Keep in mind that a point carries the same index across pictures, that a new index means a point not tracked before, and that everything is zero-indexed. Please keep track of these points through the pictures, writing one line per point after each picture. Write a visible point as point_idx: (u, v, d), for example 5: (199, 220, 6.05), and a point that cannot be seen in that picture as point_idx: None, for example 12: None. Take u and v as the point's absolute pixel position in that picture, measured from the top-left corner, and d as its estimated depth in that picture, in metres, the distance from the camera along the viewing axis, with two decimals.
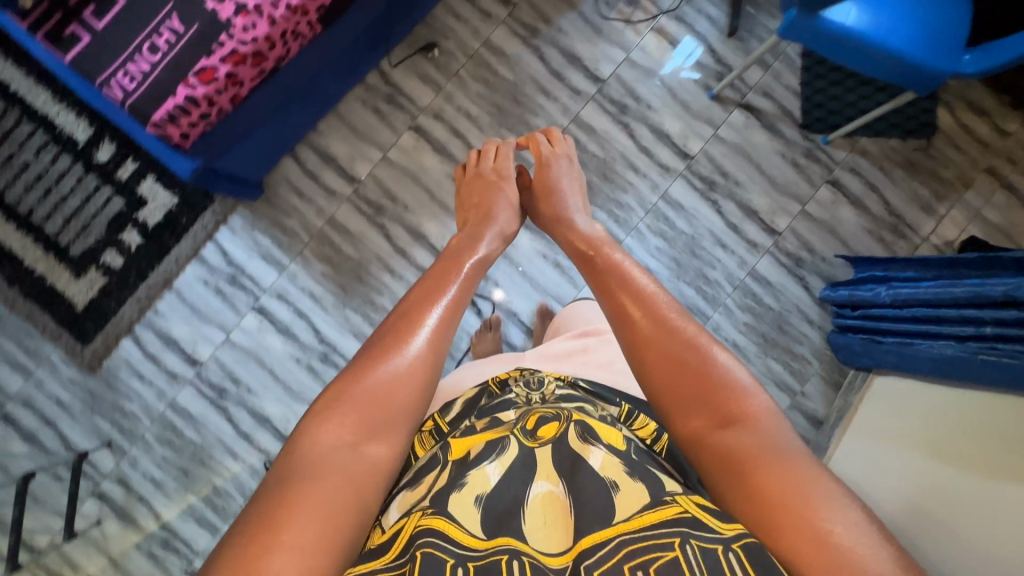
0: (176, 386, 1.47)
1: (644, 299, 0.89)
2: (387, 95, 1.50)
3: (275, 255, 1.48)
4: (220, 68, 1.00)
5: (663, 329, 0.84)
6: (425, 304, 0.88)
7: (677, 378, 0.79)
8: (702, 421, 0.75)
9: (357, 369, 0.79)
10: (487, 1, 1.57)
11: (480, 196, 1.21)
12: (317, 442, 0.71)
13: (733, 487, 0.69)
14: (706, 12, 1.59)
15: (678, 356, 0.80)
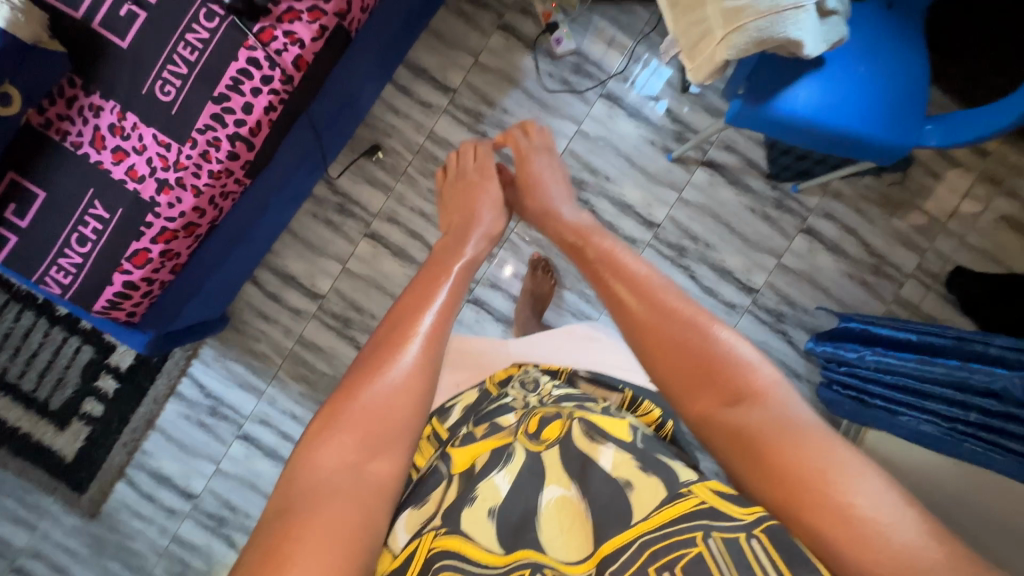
0: (176, 520, 1.52)
1: (636, 279, 0.83)
2: (338, 205, 1.48)
3: (251, 382, 1.50)
4: (152, 248, 1.06)
5: (662, 308, 0.78)
6: (415, 306, 0.82)
7: (679, 359, 0.74)
8: (708, 400, 0.70)
9: (351, 381, 0.74)
10: (424, 90, 1.47)
11: (461, 195, 1.17)
12: (318, 464, 0.67)
13: (751, 465, 0.64)
14: (656, 69, 1.47)
15: (680, 336, 0.75)
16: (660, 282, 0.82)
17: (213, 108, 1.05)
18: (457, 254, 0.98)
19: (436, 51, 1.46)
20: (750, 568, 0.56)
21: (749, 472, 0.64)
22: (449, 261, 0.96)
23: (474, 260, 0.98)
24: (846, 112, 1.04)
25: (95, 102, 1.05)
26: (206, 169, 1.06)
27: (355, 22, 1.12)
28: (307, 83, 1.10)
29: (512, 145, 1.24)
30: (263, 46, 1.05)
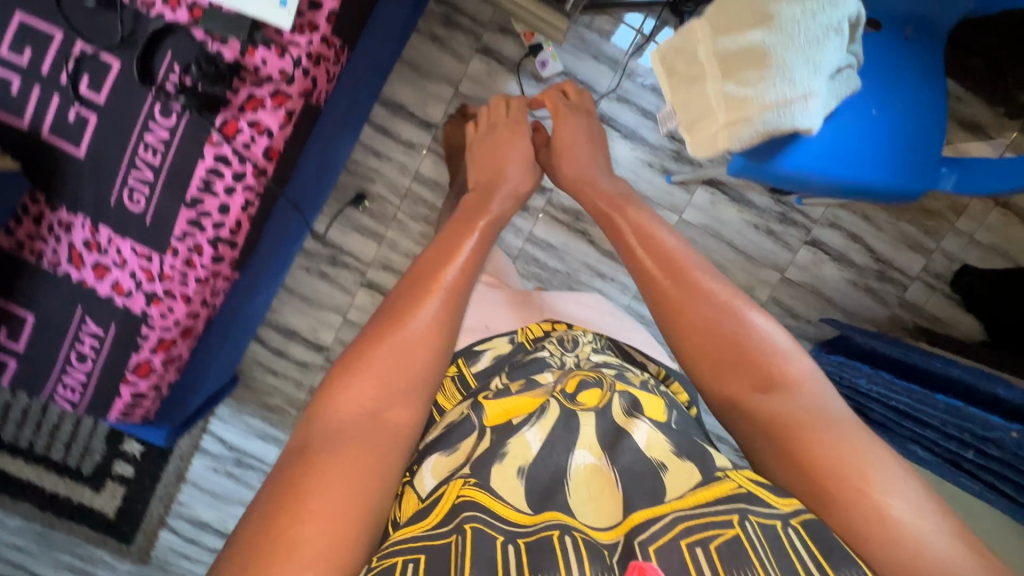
0: None
1: (672, 266, 0.84)
2: (330, 258, 1.44)
3: (271, 433, 1.54)
4: (153, 359, 1.05)
5: (695, 295, 0.79)
6: (442, 266, 0.80)
7: (708, 338, 0.75)
8: (734, 377, 0.73)
9: (375, 330, 0.72)
10: (404, 128, 1.37)
11: (493, 146, 1.09)
12: (338, 408, 0.66)
13: (779, 445, 0.66)
14: (651, 83, 1.36)
15: (712, 318, 0.76)
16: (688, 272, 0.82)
17: (187, 213, 0.99)
18: (484, 217, 0.94)
19: (412, 84, 1.35)
20: (793, 567, 0.53)
21: (775, 447, 0.67)
22: (472, 224, 0.91)
23: (498, 221, 0.95)
24: (855, 157, 0.96)
25: (63, 217, 0.99)
26: (193, 274, 1.02)
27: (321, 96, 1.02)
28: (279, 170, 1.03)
29: (550, 103, 1.18)
30: (227, 140, 0.97)
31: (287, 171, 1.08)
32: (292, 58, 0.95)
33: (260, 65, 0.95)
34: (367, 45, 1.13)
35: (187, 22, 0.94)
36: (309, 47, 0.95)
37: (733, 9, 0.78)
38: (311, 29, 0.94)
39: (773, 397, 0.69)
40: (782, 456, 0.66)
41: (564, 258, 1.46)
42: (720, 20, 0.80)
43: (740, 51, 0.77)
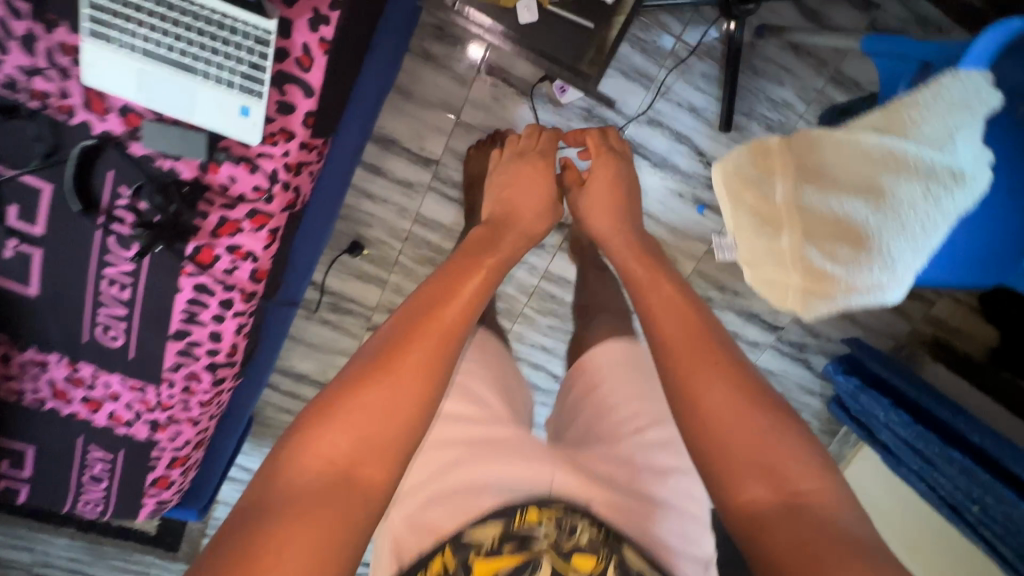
0: None
1: (696, 333, 0.74)
2: (331, 304, 1.33)
3: None
4: (171, 472, 1.02)
5: (718, 368, 0.70)
6: (446, 307, 0.72)
7: (727, 417, 0.66)
8: (747, 466, 0.63)
9: (362, 376, 0.65)
10: (399, 167, 1.17)
11: (523, 182, 0.95)
12: (311, 453, 0.60)
13: (787, 542, 0.56)
14: (688, 102, 1.14)
15: (733, 398, 0.67)
16: (711, 350, 0.73)
17: (176, 344, 0.88)
18: (498, 248, 0.84)
19: (405, 115, 1.12)
20: None
21: (783, 545, 0.57)
22: (474, 256, 0.81)
23: (509, 246, 0.85)
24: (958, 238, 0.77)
25: (35, 357, 0.88)
26: (195, 397, 0.95)
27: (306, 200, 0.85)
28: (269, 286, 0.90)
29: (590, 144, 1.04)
30: (205, 269, 0.83)
31: (280, 276, 0.95)
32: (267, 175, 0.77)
33: (228, 183, 0.78)
34: (355, 115, 0.90)
35: (123, 135, 0.75)
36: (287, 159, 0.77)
37: (826, 152, 0.73)
38: (287, 138, 0.76)
39: (788, 515, 0.58)
40: (787, 554, 0.56)
41: None
42: (808, 157, 0.75)
43: (821, 206, 0.74)
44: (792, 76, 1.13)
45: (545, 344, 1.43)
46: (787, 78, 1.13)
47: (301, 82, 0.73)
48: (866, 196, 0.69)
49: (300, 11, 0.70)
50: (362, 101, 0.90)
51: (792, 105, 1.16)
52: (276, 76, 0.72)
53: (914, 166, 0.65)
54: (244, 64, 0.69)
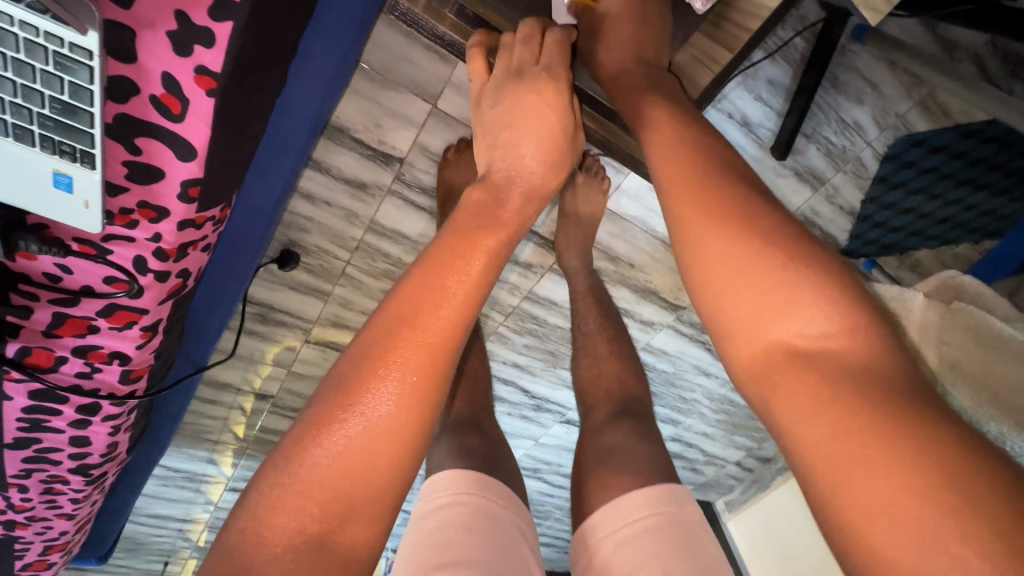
0: (190, 542, 1.56)
1: (710, 181, 0.45)
2: (257, 315, 1.04)
3: (218, 459, 1.34)
4: (48, 553, 0.87)
5: (720, 206, 0.43)
6: (433, 277, 0.45)
7: (730, 267, 0.41)
8: (758, 317, 0.40)
9: (326, 411, 0.40)
10: (345, 162, 0.85)
11: (539, 137, 0.57)
12: (269, 530, 0.37)
13: (808, 411, 0.36)
14: (740, 113, 0.88)
15: (741, 239, 0.41)
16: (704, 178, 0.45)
17: (22, 454, 0.70)
18: (500, 224, 0.51)
19: (358, 95, 0.78)
20: None
21: (813, 417, 0.36)
22: (473, 228, 0.49)
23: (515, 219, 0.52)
24: None
25: None
26: (66, 493, 0.79)
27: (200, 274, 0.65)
28: (158, 375, 0.73)
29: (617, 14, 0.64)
30: (43, 375, 0.63)
31: (172, 345, 0.72)
32: (127, 265, 0.57)
33: (58, 272, 0.56)
34: (282, 153, 0.65)
35: None
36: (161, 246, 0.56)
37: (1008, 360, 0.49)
38: (155, 218, 0.54)
39: (812, 377, 0.37)
40: (809, 429, 0.36)
41: (567, 313, 1.16)
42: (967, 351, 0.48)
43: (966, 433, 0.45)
44: (875, 93, 0.92)
45: (519, 361, 1.25)
46: (868, 94, 0.92)
47: (176, 138, 0.49)
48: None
49: (150, 12, 0.44)
50: (284, 131, 0.63)
51: (864, 129, 0.95)
52: (119, 127, 0.48)
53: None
54: (46, 107, 0.44)
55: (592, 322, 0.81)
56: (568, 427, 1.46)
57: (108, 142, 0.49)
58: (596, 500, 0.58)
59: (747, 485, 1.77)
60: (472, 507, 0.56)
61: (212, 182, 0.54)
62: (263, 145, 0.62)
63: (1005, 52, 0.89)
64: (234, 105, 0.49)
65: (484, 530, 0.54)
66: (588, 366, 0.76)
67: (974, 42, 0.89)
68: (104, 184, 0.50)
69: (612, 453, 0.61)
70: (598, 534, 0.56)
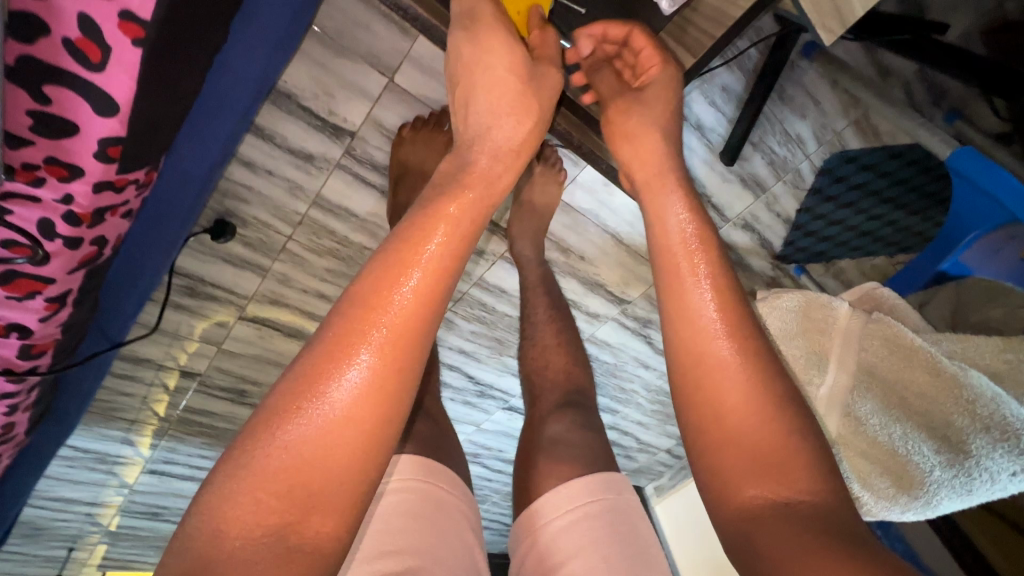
0: (99, 526, 1.45)
1: (723, 316, 0.47)
2: (185, 288, 0.97)
3: (136, 439, 1.24)
4: None
5: (729, 359, 0.46)
6: (400, 252, 0.39)
7: (733, 416, 0.45)
8: (746, 473, 0.43)
9: (284, 397, 0.34)
10: (291, 130, 0.80)
11: (503, 90, 0.49)
12: (223, 530, 0.31)
13: (784, 559, 0.38)
14: (695, 117, 0.91)
15: (748, 397, 0.45)
16: (727, 310, 0.48)
17: None
18: (468, 184, 0.44)
19: (309, 59, 0.74)
20: None
21: (787, 560, 0.38)
22: (439, 195, 0.43)
23: (486, 179, 0.45)
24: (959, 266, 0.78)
25: None
26: None
27: (116, 244, 0.61)
28: (64, 352, 0.67)
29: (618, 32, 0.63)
30: None
31: (84, 317, 0.66)
32: (30, 230, 0.50)
33: None
34: (221, 113, 0.59)
35: None
36: (73, 209, 0.52)
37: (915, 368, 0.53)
38: (65, 177, 0.49)
39: (791, 522, 0.39)
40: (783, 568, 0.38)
41: (517, 302, 1.17)
42: (885, 358, 0.55)
43: (876, 433, 0.52)
44: (816, 109, 0.99)
45: (465, 348, 1.24)
46: (811, 109, 0.99)
47: (98, 92, 0.45)
48: (939, 441, 0.50)
49: None
50: (222, 90, 0.58)
51: (804, 141, 1.01)
52: (23, 71, 0.42)
53: (1007, 430, 0.48)
54: None
55: (540, 312, 0.81)
56: (509, 413, 1.47)
57: (8, 88, 0.42)
58: (540, 485, 0.59)
59: (675, 471, 1.88)
60: (419, 494, 0.54)
61: (134, 143, 0.51)
62: (197, 102, 0.57)
63: (930, 83, 0.96)
64: (164, 54, 0.46)
65: (430, 517, 0.53)
66: (535, 356, 0.76)
67: (905, 69, 0.96)
68: (4, 135, 0.43)
69: (555, 442, 0.62)
70: (540, 518, 0.56)
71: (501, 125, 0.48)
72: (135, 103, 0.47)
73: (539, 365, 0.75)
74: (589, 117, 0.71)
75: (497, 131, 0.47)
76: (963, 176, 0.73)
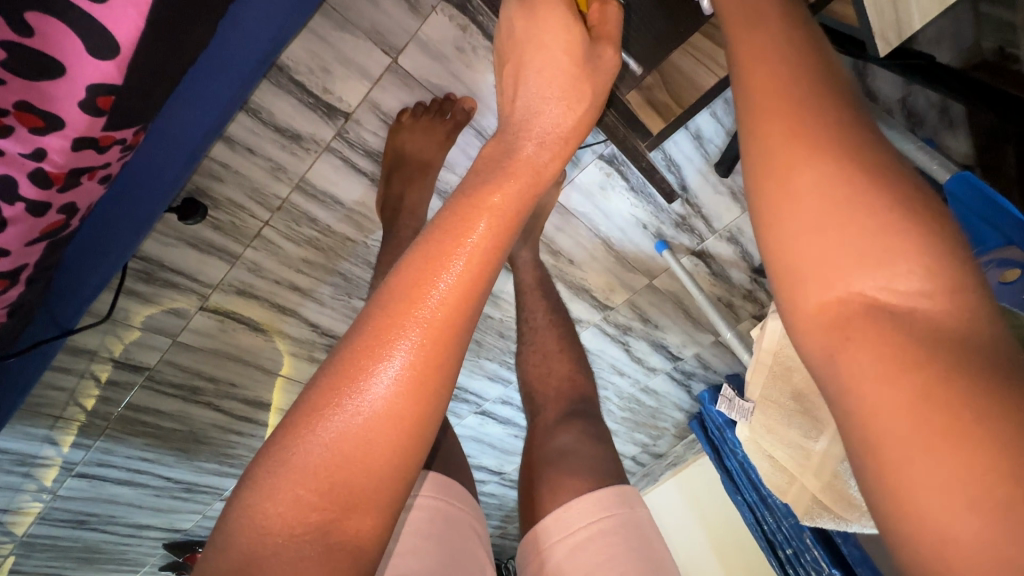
0: (14, 534, 1.29)
1: (802, 68, 0.30)
2: (141, 272, 0.87)
3: (67, 439, 1.12)
4: None
5: (813, 114, 0.29)
6: (445, 233, 0.34)
7: (809, 195, 0.28)
8: (841, 260, 0.26)
9: (319, 393, 0.31)
10: (282, 104, 0.74)
11: (556, 73, 0.44)
12: (266, 527, 0.28)
13: (878, 387, 0.23)
14: (697, 127, 0.92)
15: (834, 162, 0.27)
16: (801, 56, 0.30)
17: None
18: (515, 173, 0.37)
19: (311, 34, 0.69)
20: None
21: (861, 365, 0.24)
22: (477, 185, 0.37)
23: (533, 167, 0.38)
24: None
25: None
26: None
27: (86, 214, 0.55)
28: (9, 338, 0.60)
29: None
30: None
31: (36, 299, 0.59)
32: None
33: None
34: (224, 76, 0.56)
35: None
36: (46, 168, 0.47)
37: None
38: (41, 127, 0.45)
39: (903, 342, 0.24)
40: (884, 401, 0.23)
41: (503, 304, 1.15)
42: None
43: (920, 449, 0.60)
44: None
45: None
46: None
47: (99, 32, 0.41)
48: None
49: None
50: (229, 51, 0.55)
51: None
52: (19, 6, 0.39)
53: None
54: None
55: (540, 317, 0.78)
56: (482, 418, 1.43)
57: None
58: (551, 500, 0.56)
59: (638, 478, 1.85)
60: (430, 510, 0.50)
61: (129, 99, 0.46)
62: (199, 61, 0.54)
63: (910, 109, 1.02)
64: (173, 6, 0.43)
65: (446, 536, 0.49)
66: (536, 363, 0.73)
67: (890, 97, 1.01)
68: None
69: (564, 455, 0.59)
70: (551, 537, 0.54)
71: (546, 112, 0.42)
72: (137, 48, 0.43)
73: (541, 371, 0.72)
74: (627, 114, 0.70)
75: (546, 115, 0.41)
76: (958, 202, 0.70)
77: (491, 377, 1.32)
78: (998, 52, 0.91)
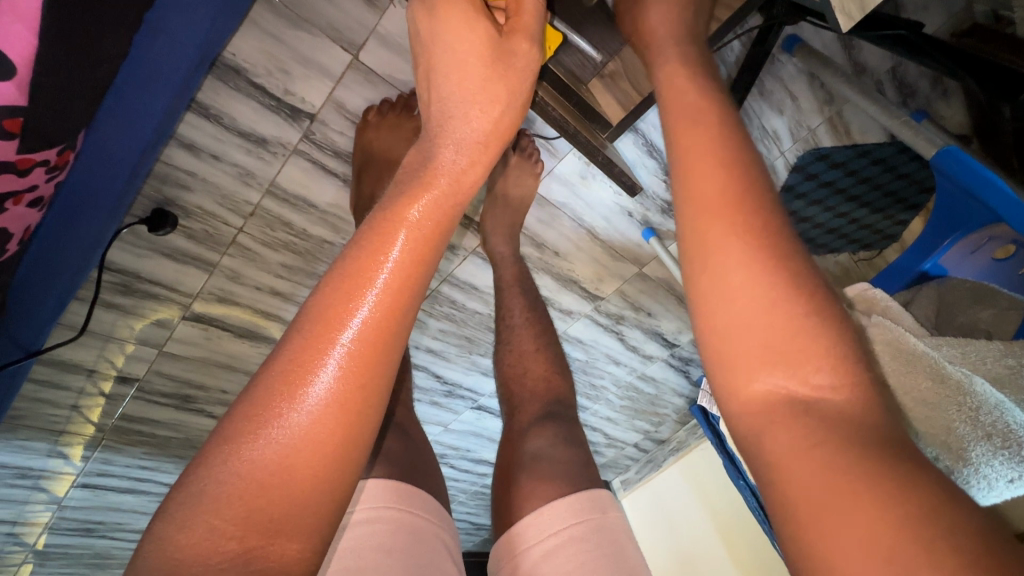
0: (25, 545, 1.31)
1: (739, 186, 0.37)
2: (119, 285, 0.86)
3: (65, 452, 1.12)
4: None
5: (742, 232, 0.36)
6: (358, 259, 0.35)
7: (740, 297, 0.35)
8: (764, 359, 0.34)
9: (236, 423, 0.31)
10: (243, 109, 0.72)
11: (471, 73, 0.47)
12: (178, 558, 0.27)
13: (789, 460, 0.31)
14: None
15: (760, 276, 0.35)
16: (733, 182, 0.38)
17: None
18: (432, 180, 0.39)
19: (260, 30, 0.66)
20: None
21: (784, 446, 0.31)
22: (397, 198, 0.38)
23: (452, 176, 0.40)
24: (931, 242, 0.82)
25: None
26: None
27: (25, 236, 0.55)
28: None
29: None
30: None
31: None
32: None
33: None
34: (155, 88, 0.57)
35: None
36: None
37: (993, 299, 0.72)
38: None
39: (808, 424, 0.31)
40: (796, 472, 0.30)
41: (489, 299, 1.13)
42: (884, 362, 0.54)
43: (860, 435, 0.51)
44: (793, 105, 1.01)
45: (433, 346, 1.19)
46: (789, 105, 1.01)
47: None
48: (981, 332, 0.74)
49: None
50: (157, 57, 0.55)
51: (780, 137, 1.03)
52: None
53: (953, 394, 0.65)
54: None
55: (517, 315, 0.77)
56: (478, 413, 1.43)
57: None
58: (523, 506, 0.55)
59: (642, 464, 1.94)
60: (390, 524, 0.49)
61: (39, 112, 0.47)
62: (127, 70, 0.53)
63: (902, 81, 1.00)
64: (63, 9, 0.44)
65: (409, 548, 0.49)
66: (513, 362, 0.73)
67: (879, 67, 0.99)
68: None
69: (539, 459, 0.58)
70: (525, 542, 0.53)
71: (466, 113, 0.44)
72: (36, 63, 0.45)
73: (517, 372, 0.71)
74: (581, 105, 0.67)
75: (464, 119, 0.44)
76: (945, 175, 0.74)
77: (484, 373, 1.31)
78: (990, 14, 0.90)
